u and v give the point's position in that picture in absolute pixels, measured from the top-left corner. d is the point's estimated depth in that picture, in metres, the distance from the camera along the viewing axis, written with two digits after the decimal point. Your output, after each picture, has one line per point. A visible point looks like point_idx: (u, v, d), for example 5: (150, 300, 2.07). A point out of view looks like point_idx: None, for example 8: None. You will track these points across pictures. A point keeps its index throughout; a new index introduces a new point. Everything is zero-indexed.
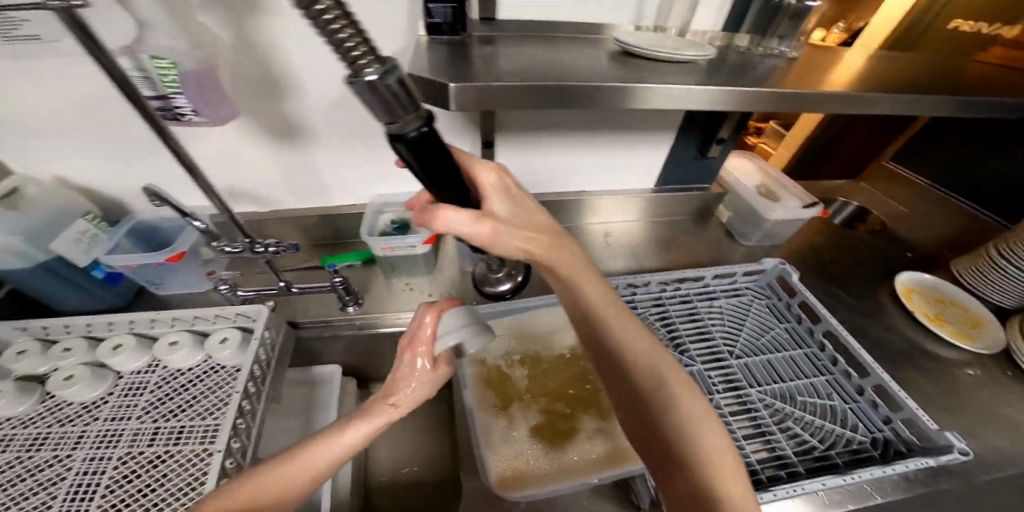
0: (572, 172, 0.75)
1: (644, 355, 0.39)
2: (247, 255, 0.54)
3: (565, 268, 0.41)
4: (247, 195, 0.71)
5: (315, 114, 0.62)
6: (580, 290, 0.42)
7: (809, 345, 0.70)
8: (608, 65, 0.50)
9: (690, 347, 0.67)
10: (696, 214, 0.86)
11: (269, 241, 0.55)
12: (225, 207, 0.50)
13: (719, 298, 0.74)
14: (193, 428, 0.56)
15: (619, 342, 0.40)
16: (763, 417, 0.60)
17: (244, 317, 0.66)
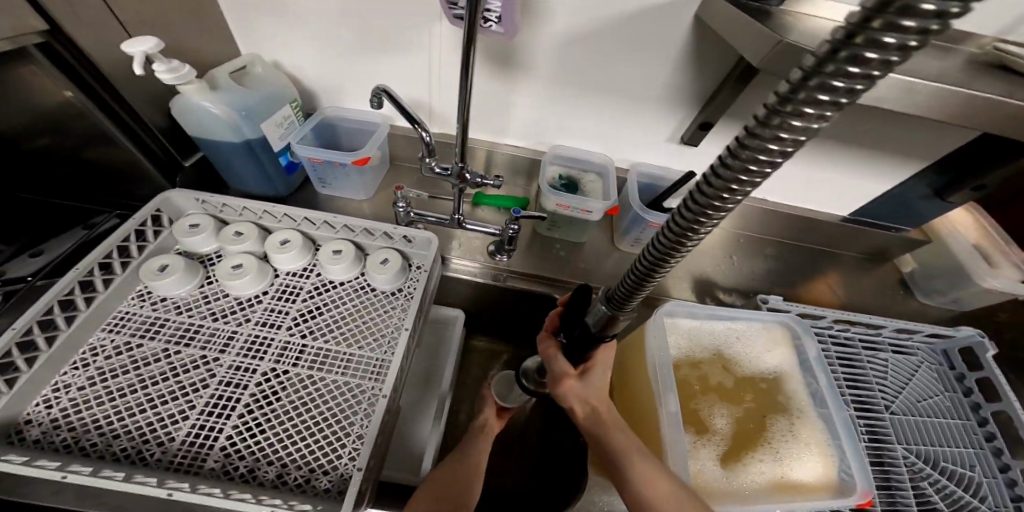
0: (766, 171, 0.72)
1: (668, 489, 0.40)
2: (456, 181, 0.55)
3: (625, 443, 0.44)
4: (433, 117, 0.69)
5: (545, 48, 0.57)
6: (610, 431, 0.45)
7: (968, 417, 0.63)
8: (933, 71, 0.43)
9: (843, 387, 0.63)
10: (868, 253, 0.80)
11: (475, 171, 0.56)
12: (467, 125, 0.47)
13: (884, 349, 0.68)
14: (343, 356, 0.54)
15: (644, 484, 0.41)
16: (898, 474, 0.56)
17: (405, 241, 0.64)
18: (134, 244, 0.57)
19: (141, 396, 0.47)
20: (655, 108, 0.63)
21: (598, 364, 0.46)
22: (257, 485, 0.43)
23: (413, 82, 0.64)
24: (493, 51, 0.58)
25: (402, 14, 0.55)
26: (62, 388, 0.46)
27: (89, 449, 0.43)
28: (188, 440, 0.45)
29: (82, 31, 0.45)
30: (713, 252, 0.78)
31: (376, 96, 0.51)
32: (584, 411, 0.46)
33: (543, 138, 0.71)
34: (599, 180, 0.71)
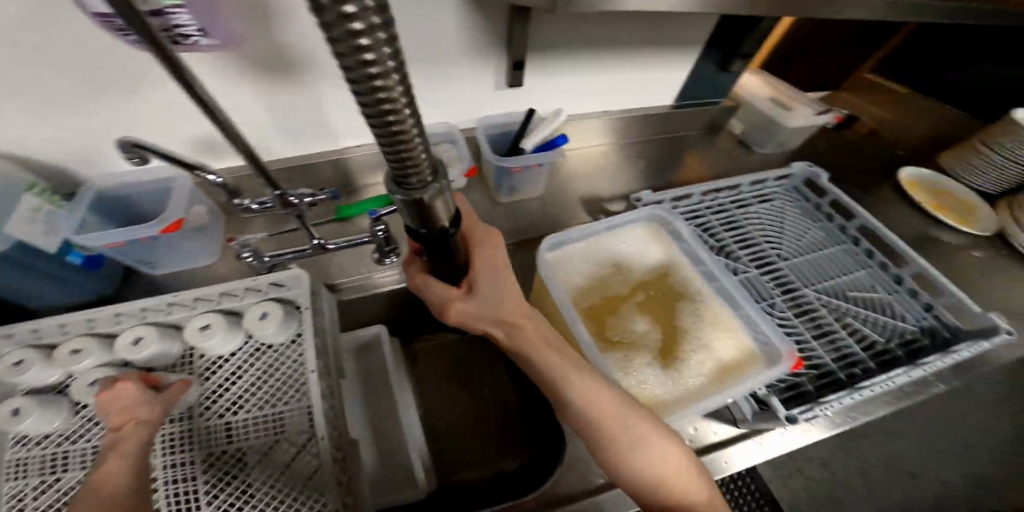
0: (598, 89, 0.72)
1: (614, 411, 0.42)
2: (279, 210, 0.48)
3: (562, 369, 0.44)
4: (236, 147, 0.61)
5: (309, 40, 0.51)
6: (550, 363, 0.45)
7: (844, 241, 0.72)
8: None
9: (740, 253, 0.68)
10: (710, 129, 0.87)
11: (301, 191, 0.50)
12: (253, 157, 0.42)
13: (755, 204, 0.75)
14: (269, 417, 0.50)
15: (575, 388, 0.43)
16: (823, 317, 0.61)
17: (276, 287, 0.60)
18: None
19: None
20: (464, 62, 0.60)
21: (480, 275, 0.46)
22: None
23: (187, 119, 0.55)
24: (251, 61, 0.50)
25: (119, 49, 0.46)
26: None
27: None
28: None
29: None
30: (587, 175, 0.81)
31: (126, 152, 0.40)
32: (498, 318, 0.47)
33: (372, 130, 0.67)
34: (451, 147, 0.68)
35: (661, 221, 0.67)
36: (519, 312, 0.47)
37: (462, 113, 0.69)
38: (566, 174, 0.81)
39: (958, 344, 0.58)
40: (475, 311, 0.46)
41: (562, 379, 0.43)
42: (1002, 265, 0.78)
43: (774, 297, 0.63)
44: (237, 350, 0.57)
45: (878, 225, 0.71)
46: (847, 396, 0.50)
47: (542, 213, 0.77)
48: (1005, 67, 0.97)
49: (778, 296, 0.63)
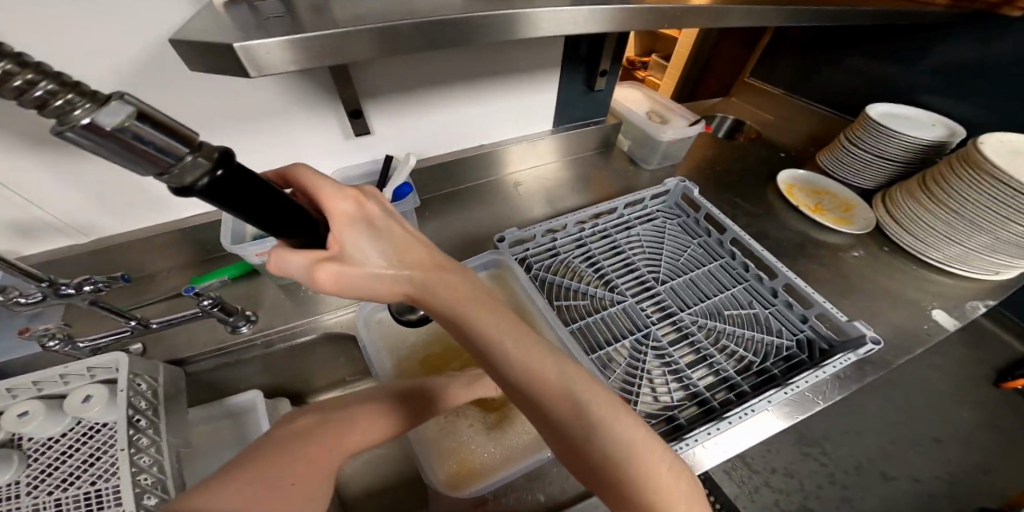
0: (460, 126, 0.71)
1: (560, 382, 0.33)
2: (53, 302, 0.44)
3: (492, 340, 0.34)
4: (51, 225, 0.56)
5: None
6: (484, 323, 0.34)
7: (722, 256, 0.74)
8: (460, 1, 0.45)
9: (619, 283, 0.68)
10: (597, 153, 0.87)
11: (79, 278, 0.46)
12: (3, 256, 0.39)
13: (635, 225, 0.76)
14: (102, 493, 0.45)
15: (517, 369, 0.33)
16: (701, 341, 0.62)
17: (102, 369, 0.54)
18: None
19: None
20: (295, 112, 0.58)
21: (343, 228, 0.31)
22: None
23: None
24: (33, 132, 0.48)
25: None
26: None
27: None
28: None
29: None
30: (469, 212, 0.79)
31: None
32: (401, 286, 0.33)
33: None
34: None
35: (505, 268, 0.65)
36: (430, 263, 0.34)
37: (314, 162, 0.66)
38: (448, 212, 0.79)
39: (833, 355, 0.61)
40: (352, 278, 0.30)
41: (497, 356, 0.33)
42: (885, 259, 0.81)
43: (651, 326, 0.64)
44: (70, 431, 0.51)
45: (750, 239, 0.74)
46: (712, 427, 0.51)
47: None
48: (866, 77, 1.03)
49: (654, 325, 0.63)
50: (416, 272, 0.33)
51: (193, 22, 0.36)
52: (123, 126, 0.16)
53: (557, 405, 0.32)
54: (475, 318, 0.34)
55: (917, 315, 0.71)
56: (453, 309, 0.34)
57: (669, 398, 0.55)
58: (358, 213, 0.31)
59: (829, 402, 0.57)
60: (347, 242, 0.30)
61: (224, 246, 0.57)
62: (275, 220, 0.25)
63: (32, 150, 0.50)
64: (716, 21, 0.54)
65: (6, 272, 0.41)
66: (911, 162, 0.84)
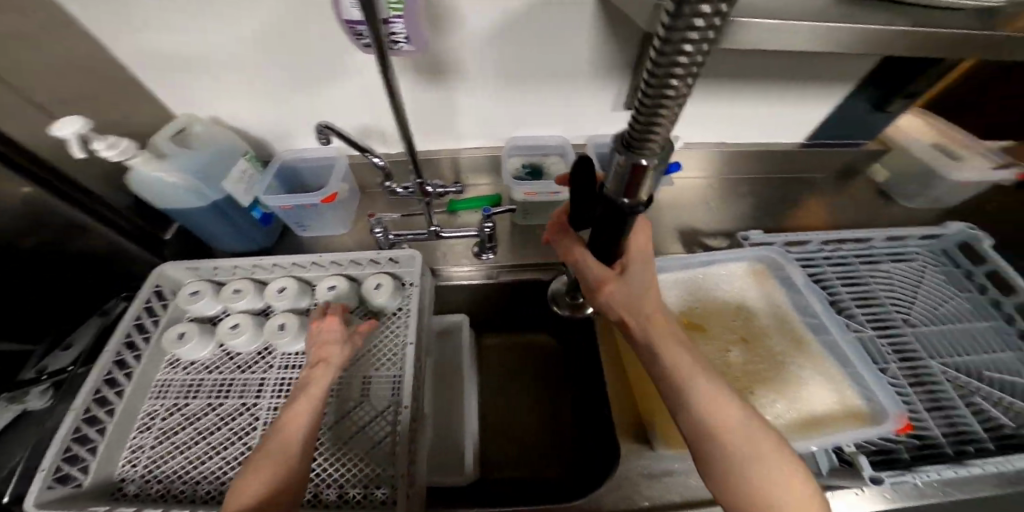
0: (718, 122, 0.72)
1: (738, 420, 0.38)
2: (418, 195, 0.57)
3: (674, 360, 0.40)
4: (384, 135, 0.72)
5: (467, 59, 0.60)
6: (665, 327, 0.42)
7: (993, 317, 0.62)
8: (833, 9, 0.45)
9: (857, 312, 0.62)
10: (839, 173, 0.80)
11: (435, 182, 0.59)
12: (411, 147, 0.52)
13: (884, 262, 0.68)
14: (363, 379, 0.59)
15: (698, 397, 0.38)
16: (944, 392, 0.55)
17: (390, 262, 0.68)
18: (138, 337, 0.60)
19: (205, 445, 0.54)
20: (587, 84, 0.65)
21: (638, 260, 0.42)
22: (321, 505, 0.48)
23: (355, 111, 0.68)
24: (416, 72, 0.61)
25: (323, 50, 0.58)
26: (138, 449, 0.53)
27: (178, 495, 0.50)
28: None
29: (12, 126, 0.47)
30: (687, 204, 0.80)
31: (321, 134, 0.54)
32: (634, 318, 0.42)
33: (492, 134, 0.74)
34: (559, 159, 0.74)
35: (770, 263, 0.64)
36: (654, 297, 0.42)
37: (575, 125, 0.73)
38: (665, 200, 0.81)
39: None
40: (624, 294, 0.42)
41: (684, 383, 0.39)
42: None
43: (887, 364, 0.58)
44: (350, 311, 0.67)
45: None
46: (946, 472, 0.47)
47: None
48: None
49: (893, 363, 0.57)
50: (650, 307, 0.42)
51: None
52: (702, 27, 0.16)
53: (722, 430, 0.38)
54: (664, 353, 0.41)
55: None
56: (649, 330, 0.41)
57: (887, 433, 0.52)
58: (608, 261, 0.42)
59: None
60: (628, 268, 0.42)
61: (505, 180, 0.69)
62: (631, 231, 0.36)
63: (407, 79, 0.63)
64: None
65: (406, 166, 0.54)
66: None
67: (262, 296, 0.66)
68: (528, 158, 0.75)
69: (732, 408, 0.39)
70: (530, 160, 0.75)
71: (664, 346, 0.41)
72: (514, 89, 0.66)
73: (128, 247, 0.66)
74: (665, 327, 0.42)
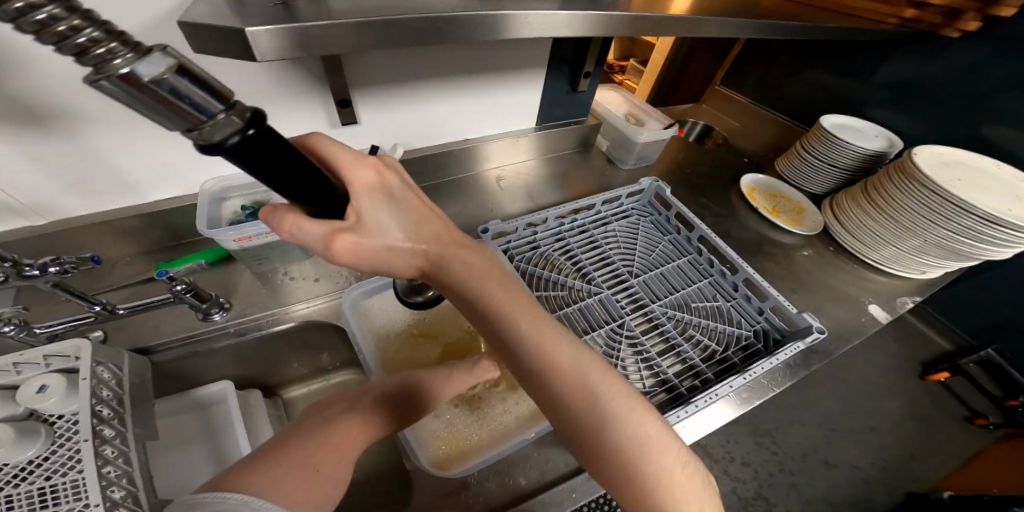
0: (449, 120, 0.72)
1: (570, 364, 0.36)
2: (14, 283, 0.41)
3: (493, 303, 0.36)
4: (6, 206, 0.52)
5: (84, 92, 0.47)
6: (462, 271, 0.36)
7: (690, 252, 0.79)
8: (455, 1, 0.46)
9: (596, 275, 0.72)
10: (577, 150, 0.90)
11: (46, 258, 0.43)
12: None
13: (611, 222, 0.80)
14: (59, 493, 0.40)
15: (534, 352, 0.35)
16: (669, 330, 0.68)
17: (59, 357, 0.48)
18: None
19: None
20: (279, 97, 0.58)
21: (367, 195, 0.32)
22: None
23: None
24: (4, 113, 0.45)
25: None
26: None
27: None
28: None
29: None
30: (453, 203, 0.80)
31: None
32: (416, 260, 0.35)
33: (192, 171, 0.61)
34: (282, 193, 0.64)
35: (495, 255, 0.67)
36: (443, 237, 0.36)
37: None
38: None
39: (783, 344, 0.68)
40: (371, 245, 0.32)
41: (512, 335, 0.36)
42: (830, 257, 0.88)
43: (626, 317, 0.68)
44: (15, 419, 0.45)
45: (715, 235, 0.79)
46: (680, 410, 0.56)
47: None
48: (818, 90, 1.09)
49: (628, 316, 0.68)
50: (433, 245, 0.35)
51: (193, 9, 0.37)
52: (160, 79, 0.15)
53: (561, 385, 0.35)
54: (494, 299, 0.36)
55: (856, 309, 0.79)
56: (461, 282, 0.36)
57: (641, 384, 0.61)
58: (380, 184, 0.33)
59: (780, 387, 0.65)
60: (364, 209, 0.32)
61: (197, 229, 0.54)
62: (311, 183, 0.26)
63: (1, 125, 0.46)
64: (694, 30, 0.58)
65: None
66: (857, 171, 0.90)
67: None
68: (243, 197, 0.63)
69: (554, 353, 0.36)
70: (247, 198, 0.63)
71: (467, 277, 0.36)
72: None
73: None
74: (457, 269, 0.36)
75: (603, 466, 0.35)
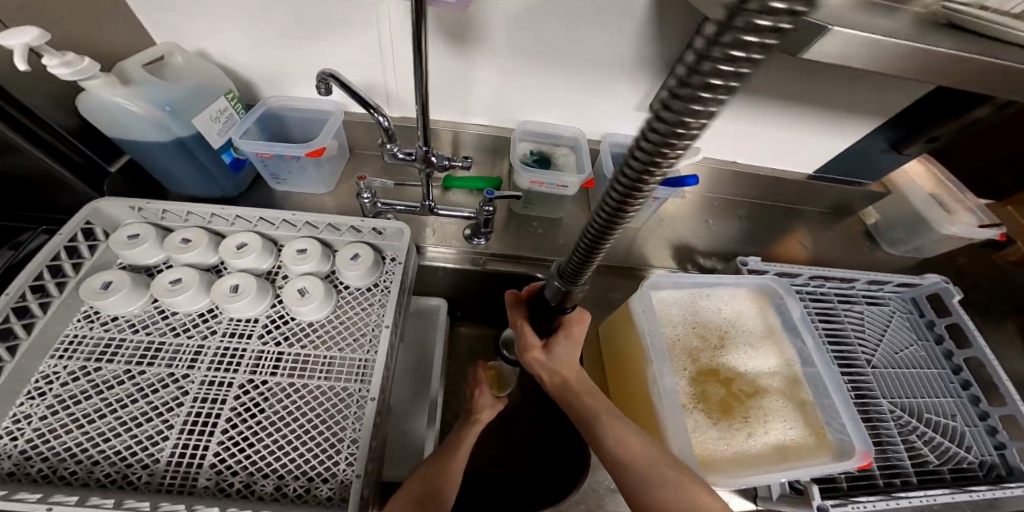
0: (737, 138, 0.71)
1: (637, 449, 0.43)
2: (422, 163, 0.51)
3: (590, 406, 0.47)
4: (389, 97, 0.64)
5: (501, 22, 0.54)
6: (567, 369, 0.50)
7: (943, 366, 0.67)
8: (906, 23, 0.41)
9: (827, 346, 0.65)
10: (832, 209, 0.82)
11: (442, 153, 0.53)
12: (427, 109, 0.45)
13: (858, 301, 0.71)
14: (322, 359, 0.50)
15: (611, 440, 0.44)
16: (888, 428, 0.60)
17: (374, 233, 0.61)
18: (52, 281, 0.48)
19: (113, 420, 0.43)
20: (619, 74, 0.61)
21: (562, 342, 0.50)
22: (255, 499, 0.40)
23: (359, 66, 0.60)
24: (443, 25, 0.54)
25: None
26: (23, 418, 0.42)
27: (69, 476, 0.40)
28: (174, 459, 0.41)
29: None
30: (686, 218, 0.79)
31: (320, 81, 0.46)
32: (555, 382, 0.50)
33: (503, 113, 0.68)
34: (570, 152, 0.70)
35: (770, 291, 0.63)
36: (575, 378, 0.49)
37: (595, 118, 0.69)
38: (669, 211, 0.80)
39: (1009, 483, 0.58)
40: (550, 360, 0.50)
41: (594, 427, 0.46)
42: None
43: None
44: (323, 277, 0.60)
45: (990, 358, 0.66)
46: (881, 500, 0.52)
47: (636, 240, 0.76)
48: None
49: None
50: (569, 378, 0.49)
51: None
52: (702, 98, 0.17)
53: (624, 456, 0.43)
54: (601, 424, 0.46)
55: None
56: (573, 402, 0.49)
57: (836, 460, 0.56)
58: (570, 343, 0.50)
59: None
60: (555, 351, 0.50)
61: (512, 164, 0.65)
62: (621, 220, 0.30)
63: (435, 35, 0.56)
64: None
65: (417, 124, 0.46)
66: None
67: (217, 251, 0.56)
68: (538, 146, 0.70)
69: (641, 451, 0.43)
70: (539, 147, 0.69)
71: (558, 371, 0.49)
72: (533, 68, 0.60)
73: (69, 179, 0.54)
74: (562, 346, 0.50)
75: None
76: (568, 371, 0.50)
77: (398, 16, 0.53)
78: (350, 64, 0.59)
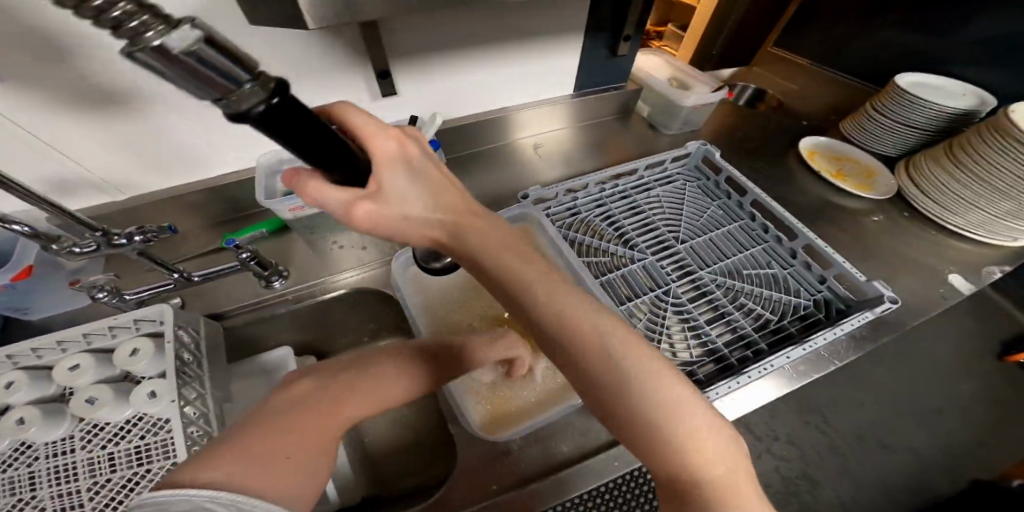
0: (483, 89, 0.76)
1: (588, 324, 0.35)
2: (105, 249, 0.50)
3: (512, 266, 0.37)
4: (91, 183, 0.63)
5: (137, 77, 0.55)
6: (465, 232, 0.38)
7: (742, 218, 0.73)
8: None
9: (639, 241, 0.68)
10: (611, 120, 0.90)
11: (129, 230, 0.52)
12: (63, 206, 0.45)
13: (655, 187, 0.76)
14: (148, 449, 0.47)
15: (552, 312, 0.35)
16: (718, 297, 0.62)
17: (146, 321, 0.56)
18: None
19: None
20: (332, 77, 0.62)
21: (382, 167, 0.34)
22: None
23: (19, 160, 0.56)
24: (82, 95, 0.54)
25: None
26: None
27: None
28: None
29: None
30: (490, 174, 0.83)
31: None
32: (439, 232, 0.38)
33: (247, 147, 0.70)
34: None
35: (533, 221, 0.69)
36: (463, 215, 0.38)
37: None
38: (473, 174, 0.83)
39: (849, 314, 0.61)
40: (385, 210, 0.35)
41: (524, 290, 0.36)
42: (901, 224, 0.82)
43: (671, 284, 0.63)
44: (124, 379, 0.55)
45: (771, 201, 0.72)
46: (730, 383, 0.52)
47: None
48: (894, 48, 0.99)
49: (674, 282, 0.63)
50: (450, 214, 0.38)
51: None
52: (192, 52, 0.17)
53: (586, 345, 0.34)
54: (541, 297, 0.36)
55: (932, 281, 0.72)
56: (474, 251, 0.38)
57: (687, 355, 0.56)
58: (400, 153, 0.36)
59: (845, 361, 0.58)
60: (385, 178, 0.35)
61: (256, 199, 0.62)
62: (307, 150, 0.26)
63: (86, 108, 0.55)
64: None
65: (61, 219, 0.46)
66: (939, 129, 0.82)
67: None
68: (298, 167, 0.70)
69: (586, 331, 0.35)
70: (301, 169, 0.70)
71: (410, 199, 0.36)
72: None
73: None
74: (403, 178, 0.36)
75: (622, 437, 0.33)
76: (427, 200, 0.37)
77: (32, 104, 0.52)
78: (18, 164, 0.56)
